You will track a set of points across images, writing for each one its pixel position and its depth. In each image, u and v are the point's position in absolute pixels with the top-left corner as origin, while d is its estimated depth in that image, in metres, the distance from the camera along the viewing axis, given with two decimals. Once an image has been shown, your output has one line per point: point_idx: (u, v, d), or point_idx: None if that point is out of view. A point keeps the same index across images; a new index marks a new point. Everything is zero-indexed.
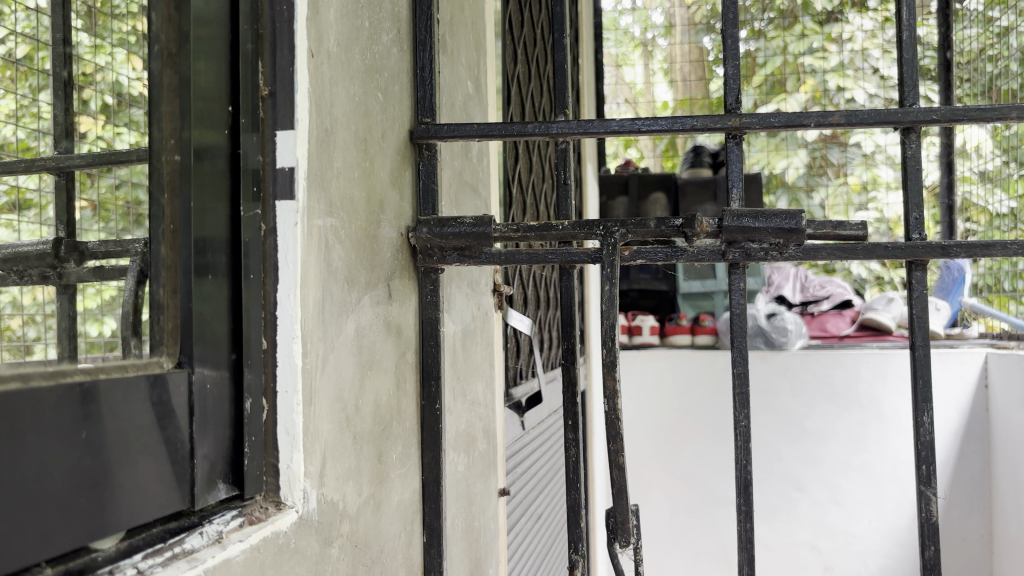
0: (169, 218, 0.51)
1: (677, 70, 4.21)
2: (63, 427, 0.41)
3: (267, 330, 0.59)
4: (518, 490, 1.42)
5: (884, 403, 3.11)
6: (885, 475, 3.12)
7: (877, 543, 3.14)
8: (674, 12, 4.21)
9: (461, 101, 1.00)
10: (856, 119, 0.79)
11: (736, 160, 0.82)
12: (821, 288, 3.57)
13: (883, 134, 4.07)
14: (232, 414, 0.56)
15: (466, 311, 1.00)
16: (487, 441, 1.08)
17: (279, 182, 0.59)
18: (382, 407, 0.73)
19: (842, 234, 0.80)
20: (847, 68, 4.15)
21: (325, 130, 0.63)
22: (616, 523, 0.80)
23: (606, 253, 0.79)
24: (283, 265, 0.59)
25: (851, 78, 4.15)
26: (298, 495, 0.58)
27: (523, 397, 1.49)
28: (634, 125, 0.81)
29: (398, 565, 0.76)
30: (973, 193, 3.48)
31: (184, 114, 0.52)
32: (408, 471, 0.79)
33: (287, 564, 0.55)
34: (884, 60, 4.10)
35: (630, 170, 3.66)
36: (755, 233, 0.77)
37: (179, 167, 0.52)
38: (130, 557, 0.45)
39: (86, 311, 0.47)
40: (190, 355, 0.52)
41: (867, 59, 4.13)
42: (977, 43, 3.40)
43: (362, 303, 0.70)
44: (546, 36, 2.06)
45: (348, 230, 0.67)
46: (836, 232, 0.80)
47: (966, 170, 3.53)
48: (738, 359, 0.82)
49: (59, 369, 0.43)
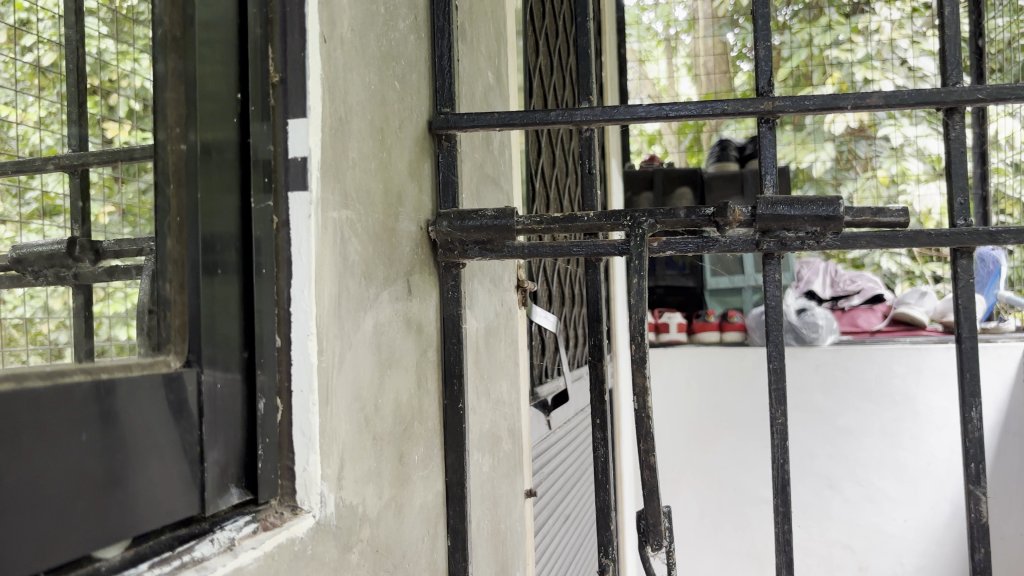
0: (176, 209, 0.49)
1: (701, 65, 4.16)
2: (62, 429, 0.39)
3: (280, 326, 0.56)
4: (545, 492, 1.39)
5: (919, 399, 3.04)
6: (920, 473, 3.06)
7: (913, 542, 3.08)
8: (697, 5, 4.06)
9: (482, 92, 0.97)
10: (898, 100, 0.75)
11: (769, 146, 0.78)
12: (851, 282, 3.45)
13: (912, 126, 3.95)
14: (245, 415, 0.54)
15: (489, 309, 0.98)
16: (512, 442, 1.05)
17: (292, 172, 0.56)
18: (402, 407, 0.71)
19: (882, 222, 0.76)
20: (873, 60, 4.07)
21: (339, 118, 0.60)
22: (647, 525, 0.77)
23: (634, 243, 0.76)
24: (296, 260, 0.56)
25: (878, 70, 4.07)
26: (315, 499, 0.55)
27: (549, 396, 1.46)
28: (662, 110, 0.78)
29: (421, 570, 0.73)
30: (1006, 185, 3.41)
31: (190, 100, 0.49)
32: (431, 473, 0.77)
33: (305, 571, 0.52)
34: (912, 51, 4.02)
35: (655, 165, 3.62)
36: (791, 220, 0.74)
37: (185, 157, 0.49)
38: (136, 567, 0.43)
39: (105, 316, 0.50)
40: (199, 354, 0.49)
41: (895, 50, 4.05)
42: (1009, 32, 3.33)
43: (380, 299, 0.67)
44: (568, 29, 2.02)
45: (366, 224, 0.65)
46: (875, 219, 0.76)
47: (999, 162, 3.45)
48: (774, 354, 0.78)
49: (57, 368, 0.41)
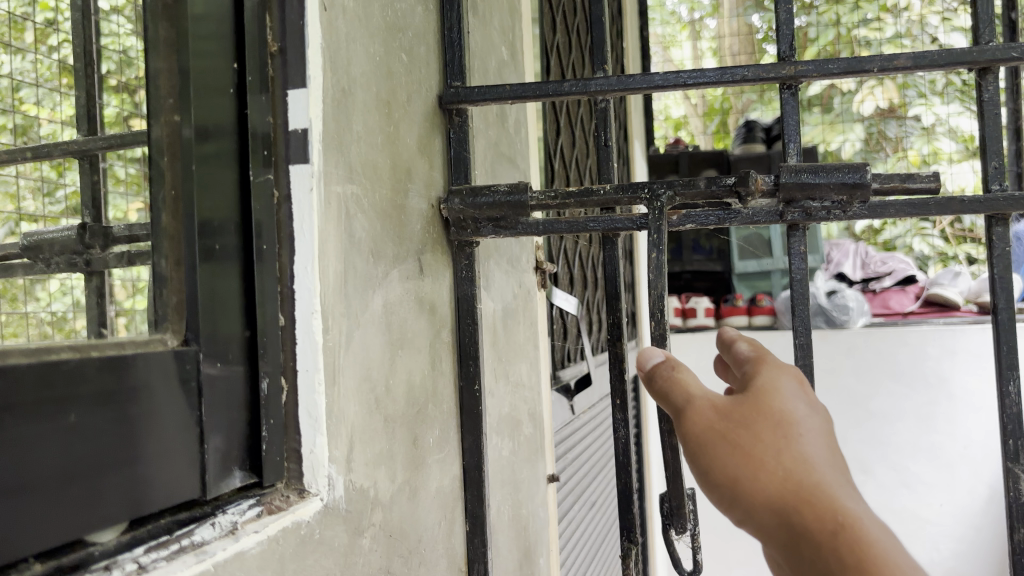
0: (171, 183, 0.47)
1: (727, 46, 4.08)
2: (48, 406, 0.37)
3: (284, 305, 0.54)
4: (569, 478, 1.37)
5: (954, 381, 2.97)
6: (956, 456, 2.99)
7: (950, 527, 3.02)
8: None
9: (495, 67, 0.95)
10: (927, 60, 0.72)
11: (793, 112, 0.75)
12: (882, 265, 3.38)
13: (942, 104, 3.84)
14: (249, 396, 0.52)
15: (507, 290, 0.96)
16: (534, 426, 1.03)
17: (292, 145, 0.54)
18: (415, 388, 0.69)
19: (912, 188, 0.72)
20: (903, 38, 3.93)
21: (342, 90, 0.58)
22: (671, 507, 0.75)
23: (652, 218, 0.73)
24: (299, 235, 0.54)
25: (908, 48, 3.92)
26: (323, 482, 0.53)
27: (572, 380, 1.43)
28: (680, 78, 0.75)
29: (438, 556, 0.71)
30: None
31: (183, 69, 0.48)
32: (447, 456, 0.75)
33: (312, 557, 0.51)
34: (942, 28, 3.90)
35: (680, 148, 3.57)
36: (816, 188, 0.71)
37: (180, 128, 0.47)
38: (132, 550, 0.41)
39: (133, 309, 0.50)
40: (197, 332, 0.47)
41: (925, 27, 3.91)
42: None
43: (390, 277, 0.65)
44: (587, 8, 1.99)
45: (372, 198, 0.63)
46: (905, 185, 0.72)
47: None
48: (800, 330, 0.75)
49: (45, 346, 0.39)
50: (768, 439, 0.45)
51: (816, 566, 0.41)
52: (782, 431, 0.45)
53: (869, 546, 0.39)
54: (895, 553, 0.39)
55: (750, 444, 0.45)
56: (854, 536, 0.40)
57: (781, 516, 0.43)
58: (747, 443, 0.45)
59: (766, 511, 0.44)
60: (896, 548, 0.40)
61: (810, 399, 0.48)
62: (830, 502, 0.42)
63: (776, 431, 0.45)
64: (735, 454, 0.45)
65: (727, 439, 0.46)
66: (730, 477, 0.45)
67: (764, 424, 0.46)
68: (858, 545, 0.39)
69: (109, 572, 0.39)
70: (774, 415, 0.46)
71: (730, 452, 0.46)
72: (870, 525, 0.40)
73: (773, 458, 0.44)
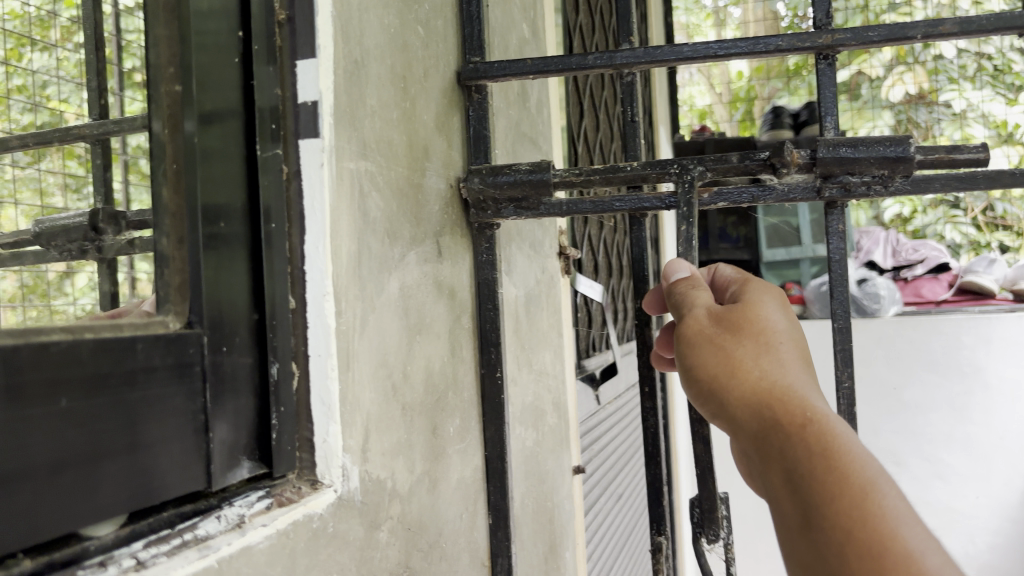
0: (172, 157, 0.44)
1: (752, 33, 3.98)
2: (37, 393, 0.34)
3: (294, 287, 0.51)
4: (595, 470, 1.33)
5: (989, 370, 2.90)
6: (991, 448, 2.92)
7: (986, 520, 2.93)
8: None
9: (517, 44, 0.92)
10: (975, 25, 0.68)
11: (830, 84, 0.71)
12: (914, 252, 3.30)
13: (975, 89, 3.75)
14: (258, 382, 0.49)
15: (530, 276, 0.93)
16: (558, 416, 1.00)
17: (302, 118, 0.51)
18: (435, 375, 0.66)
19: (958, 160, 0.69)
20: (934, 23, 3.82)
21: (354, 62, 0.56)
22: (703, 514, 0.72)
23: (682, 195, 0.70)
24: (309, 213, 0.52)
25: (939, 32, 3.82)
26: (336, 473, 0.51)
27: (597, 370, 1.40)
28: (710, 49, 0.72)
29: (459, 550, 0.69)
30: None
31: (184, 35, 0.45)
32: (468, 446, 0.72)
33: (325, 551, 0.48)
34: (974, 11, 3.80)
35: (705, 136, 3.51)
36: (856, 162, 0.67)
37: (181, 98, 0.45)
38: (130, 545, 0.39)
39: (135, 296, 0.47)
40: (201, 314, 0.45)
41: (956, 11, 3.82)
42: None
43: (407, 260, 0.62)
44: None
45: (387, 175, 0.60)
46: (952, 156, 0.68)
47: None
48: (839, 313, 0.71)
49: (35, 328, 0.36)
50: (751, 346, 0.51)
51: (782, 453, 0.46)
52: (763, 342, 0.51)
53: (834, 436, 0.44)
54: (851, 442, 0.45)
55: (734, 348, 0.51)
56: (820, 428, 0.45)
57: (755, 409, 0.48)
58: (731, 347, 0.51)
59: (742, 406, 0.49)
60: (853, 442, 0.45)
61: (791, 320, 0.54)
62: (801, 401, 0.48)
63: (757, 340, 0.51)
64: (719, 354, 0.51)
65: (714, 343, 0.52)
66: (713, 374, 0.51)
67: (747, 333, 0.52)
68: (819, 431, 0.45)
69: (104, 569, 0.37)
70: (759, 327, 0.52)
71: (715, 352, 0.51)
72: (834, 423, 0.46)
73: (754, 363, 0.50)
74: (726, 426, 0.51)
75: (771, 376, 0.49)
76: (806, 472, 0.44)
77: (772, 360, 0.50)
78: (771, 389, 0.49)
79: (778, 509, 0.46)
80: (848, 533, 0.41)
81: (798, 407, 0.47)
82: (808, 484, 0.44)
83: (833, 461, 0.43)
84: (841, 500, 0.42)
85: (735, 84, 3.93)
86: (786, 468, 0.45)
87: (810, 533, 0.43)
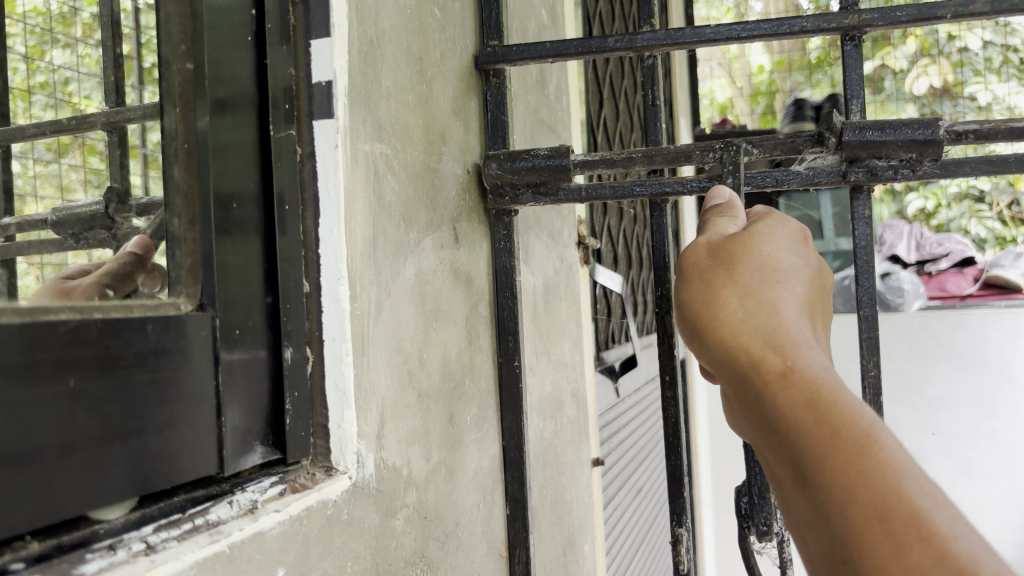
0: (183, 136, 0.44)
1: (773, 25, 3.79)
2: (44, 372, 0.34)
3: (308, 270, 0.51)
4: (614, 463, 1.32)
5: (1015, 365, 2.84)
6: (1018, 444, 2.86)
7: (1013, 518, 2.88)
8: None
9: (535, 30, 0.90)
10: (1007, 5, 0.65)
11: (855, 65, 0.69)
12: (938, 246, 3.25)
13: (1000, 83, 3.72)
14: (271, 366, 0.48)
15: (548, 265, 0.91)
16: (576, 406, 0.99)
17: (316, 99, 0.51)
18: (451, 363, 0.65)
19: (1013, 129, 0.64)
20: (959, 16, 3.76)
21: (369, 42, 0.55)
22: (754, 502, 0.67)
23: (725, 166, 0.66)
24: (324, 195, 0.51)
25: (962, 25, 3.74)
26: (351, 460, 0.50)
27: (617, 361, 1.38)
28: (733, 31, 0.70)
29: (477, 541, 0.68)
30: None
31: (195, 12, 0.44)
32: (486, 436, 0.71)
33: (339, 539, 0.48)
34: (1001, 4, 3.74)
35: (726, 129, 3.48)
36: (884, 145, 0.65)
37: (192, 77, 0.44)
38: (141, 529, 0.38)
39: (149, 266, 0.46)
40: (213, 297, 0.44)
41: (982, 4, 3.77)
42: None
43: (423, 245, 0.61)
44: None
45: (403, 158, 0.59)
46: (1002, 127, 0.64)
47: None
48: (866, 301, 0.70)
49: (43, 305, 0.36)
50: (742, 281, 0.46)
51: (761, 401, 0.42)
52: (758, 276, 0.46)
53: (819, 386, 0.40)
54: (839, 390, 0.40)
55: (724, 284, 0.46)
56: (804, 377, 0.41)
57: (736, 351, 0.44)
58: (723, 284, 0.46)
59: (724, 346, 0.45)
60: (843, 390, 0.40)
61: (797, 249, 0.48)
62: (790, 345, 0.43)
63: (753, 275, 0.46)
64: (706, 293, 0.47)
65: (706, 281, 0.47)
66: (701, 313, 0.46)
67: (743, 268, 0.46)
68: (806, 382, 0.40)
69: (114, 552, 0.36)
70: (755, 259, 0.47)
71: (703, 289, 0.47)
72: (824, 372, 0.41)
73: (740, 300, 0.45)
74: (715, 371, 0.46)
75: (761, 316, 0.44)
76: (794, 423, 0.39)
77: (765, 299, 0.45)
78: (759, 326, 0.44)
79: (765, 458, 0.42)
80: (845, 489, 0.36)
81: (787, 354, 0.42)
82: (790, 435, 0.39)
83: (824, 415, 0.39)
84: (821, 454, 0.38)
85: (756, 77, 3.87)
86: (771, 417, 0.41)
87: (803, 490, 0.39)
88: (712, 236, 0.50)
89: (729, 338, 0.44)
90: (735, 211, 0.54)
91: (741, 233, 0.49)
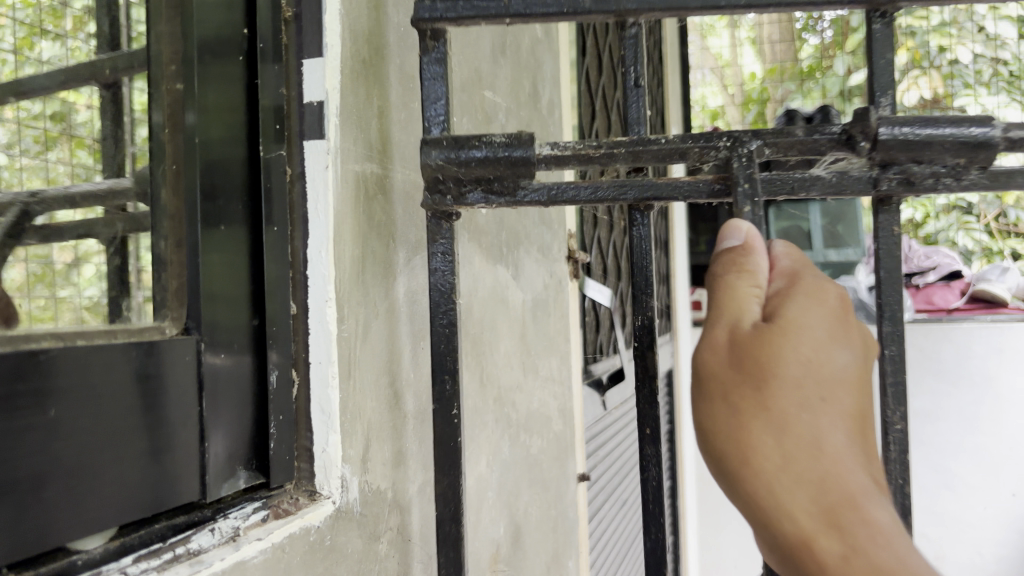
0: (171, 157, 0.43)
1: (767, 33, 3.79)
2: (25, 403, 0.33)
3: (296, 291, 0.50)
4: (599, 477, 1.32)
5: (999, 380, 2.85)
6: (1001, 458, 2.87)
7: (996, 532, 2.89)
8: None
9: (529, 45, 0.90)
10: None
11: None
12: (927, 259, 3.27)
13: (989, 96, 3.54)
14: (257, 390, 0.48)
15: (538, 280, 0.91)
16: (564, 421, 0.98)
17: (307, 119, 0.50)
18: (439, 382, 0.65)
19: None
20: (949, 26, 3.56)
21: (362, 61, 0.54)
22: None
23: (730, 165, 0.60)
24: (313, 217, 0.50)
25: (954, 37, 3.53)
26: (335, 484, 0.49)
27: (604, 374, 1.36)
28: None
29: (462, 561, 0.67)
30: None
31: (186, 31, 0.44)
32: (472, 456, 0.71)
33: (324, 565, 0.47)
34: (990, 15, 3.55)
35: None
36: (928, 147, 0.46)
37: (181, 97, 0.44)
38: (120, 561, 0.37)
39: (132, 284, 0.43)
40: (199, 320, 0.44)
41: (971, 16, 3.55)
42: None
43: (413, 264, 0.61)
44: None
45: (394, 178, 0.59)
46: None
47: None
48: None
49: (25, 333, 0.35)
50: (778, 410, 0.36)
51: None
52: (813, 384, 0.36)
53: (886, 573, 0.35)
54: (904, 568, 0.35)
55: (755, 414, 0.36)
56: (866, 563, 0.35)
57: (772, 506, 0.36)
58: (753, 420, 0.36)
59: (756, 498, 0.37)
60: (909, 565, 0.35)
61: (838, 339, 0.38)
62: (843, 500, 0.36)
63: (794, 405, 0.36)
64: (733, 424, 0.37)
65: (733, 408, 0.37)
66: (726, 444, 0.37)
67: (778, 394, 0.36)
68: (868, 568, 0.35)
69: None
70: (791, 374, 0.36)
71: (730, 417, 0.37)
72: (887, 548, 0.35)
73: (776, 443, 0.36)
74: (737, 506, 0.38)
75: (806, 468, 0.36)
76: None
77: (807, 438, 0.36)
78: (805, 477, 0.36)
79: None
80: None
81: (841, 521, 0.35)
82: None
83: None
84: None
85: (750, 84, 3.82)
86: None
87: None
88: (733, 321, 0.38)
89: (765, 496, 0.36)
90: (753, 255, 0.40)
91: (769, 325, 0.37)
